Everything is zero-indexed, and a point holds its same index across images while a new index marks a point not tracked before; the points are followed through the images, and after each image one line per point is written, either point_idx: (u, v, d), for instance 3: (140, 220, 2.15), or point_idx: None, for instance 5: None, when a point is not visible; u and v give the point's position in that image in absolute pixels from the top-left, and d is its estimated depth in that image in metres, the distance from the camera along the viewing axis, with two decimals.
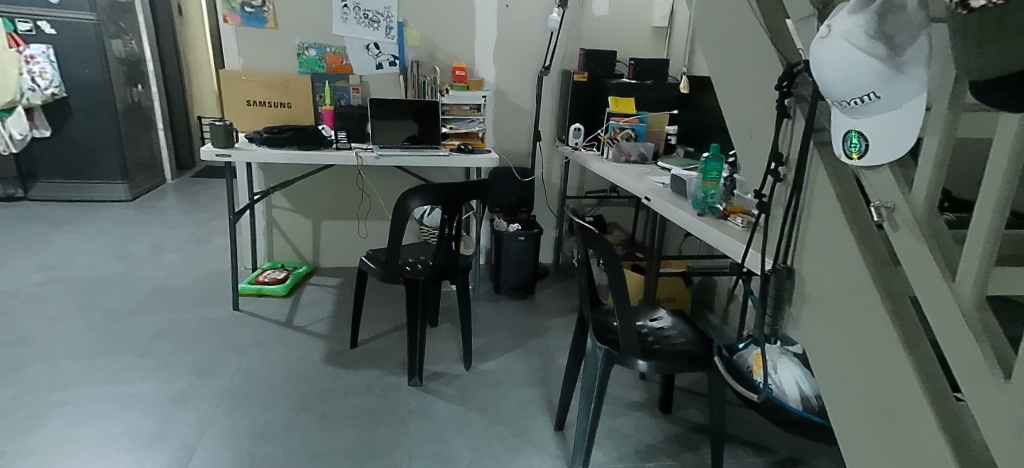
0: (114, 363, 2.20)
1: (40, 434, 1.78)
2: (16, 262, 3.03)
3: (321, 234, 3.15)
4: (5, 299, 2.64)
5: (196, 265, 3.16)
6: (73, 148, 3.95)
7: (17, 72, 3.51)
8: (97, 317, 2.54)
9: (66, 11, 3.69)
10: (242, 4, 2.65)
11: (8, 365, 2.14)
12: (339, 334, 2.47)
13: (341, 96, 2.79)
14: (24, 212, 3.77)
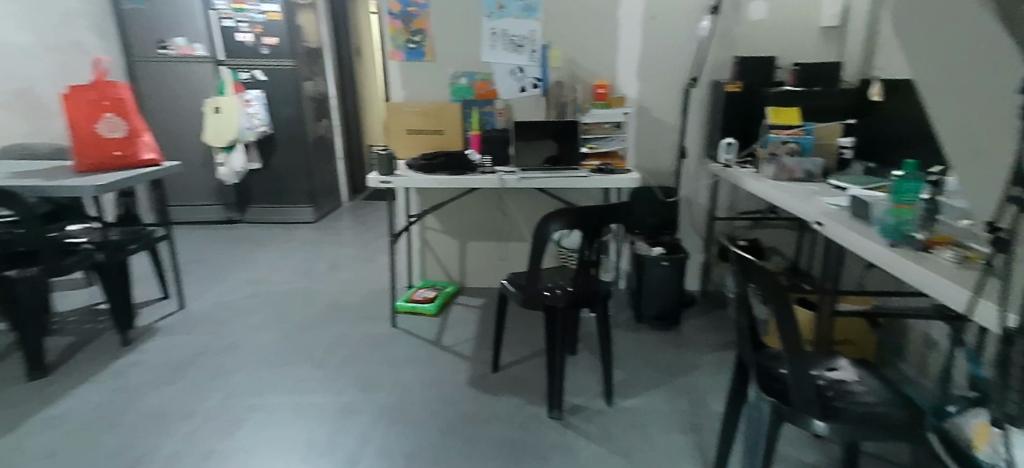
0: (297, 372, 2.42)
1: (237, 436, 2.00)
2: (227, 276, 3.51)
3: (467, 255, 3.23)
4: (218, 309, 3.05)
5: (364, 282, 3.41)
6: (273, 177, 4.52)
7: (239, 114, 4.12)
8: (286, 328, 2.83)
9: (274, 60, 4.23)
10: (405, 40, 2.81)
11: (223, 369, 2.45)
12: (482, 356, 2.48)
13: (487, 121, 2.83)
14: (236, 233, 4.38)
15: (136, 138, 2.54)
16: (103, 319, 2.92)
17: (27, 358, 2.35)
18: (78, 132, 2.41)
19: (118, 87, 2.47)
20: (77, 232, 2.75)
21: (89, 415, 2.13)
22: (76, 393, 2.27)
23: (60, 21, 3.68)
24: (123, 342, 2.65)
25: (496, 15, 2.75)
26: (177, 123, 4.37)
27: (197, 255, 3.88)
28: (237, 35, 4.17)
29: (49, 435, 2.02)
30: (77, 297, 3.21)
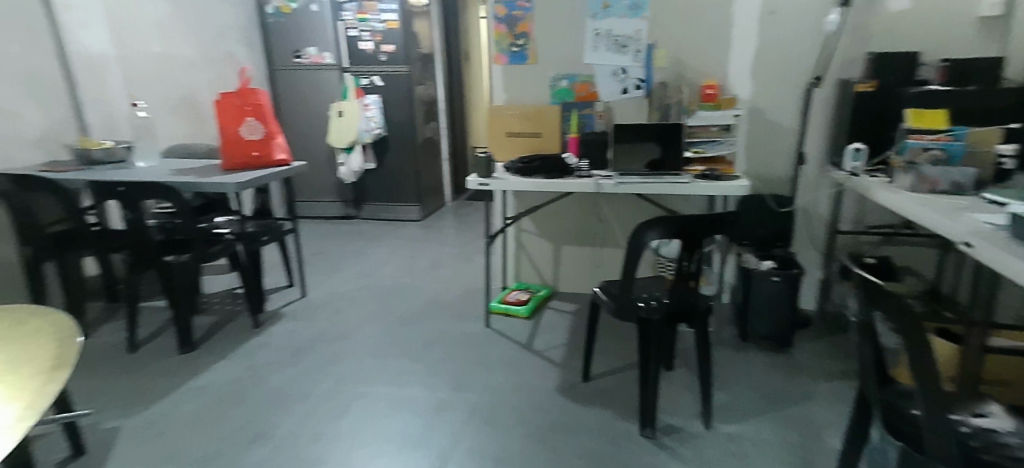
0: (396, 365, 2.50)
1: (341, 423, 2.10)
2: (339, 269, 3.72)
3: (561, 259, 3.18)
4: (332, 299, 3.24)
5: (463, 280, 3.47)
6: (384, 176, 4.74)
7: (358, 117, 4.37)
8: (389, 321, 2.94)
9: (391, 66, 4.44)
10: (508, 44, 2.82)
11: (334, 356, 2.59)
12: (573, 364, 2.42)
13: (586, 123, 2.77)
14: (350, 228, 4.64)
15: (271, 140, 2.74)
16: (241, 300, 3.21)
17: (179, 334, 2.63)
18: (226, 133, 2.67)
19: (257, 94, 2.67)
20: (221, 222, 3.02)
21: (223, 390, 2.34)
22: (212, 369, 2.50)
23: (215, 35, 4.13)
24: (254, 324, 2.88)
25: (601, 14, 2.68)
26: (303, 125, 4.70)
27: (317, 247, 4.16)
28: (360, 43, 4.41)
29: (187, 405, 2.23)
30: (221, 280, 3.55)
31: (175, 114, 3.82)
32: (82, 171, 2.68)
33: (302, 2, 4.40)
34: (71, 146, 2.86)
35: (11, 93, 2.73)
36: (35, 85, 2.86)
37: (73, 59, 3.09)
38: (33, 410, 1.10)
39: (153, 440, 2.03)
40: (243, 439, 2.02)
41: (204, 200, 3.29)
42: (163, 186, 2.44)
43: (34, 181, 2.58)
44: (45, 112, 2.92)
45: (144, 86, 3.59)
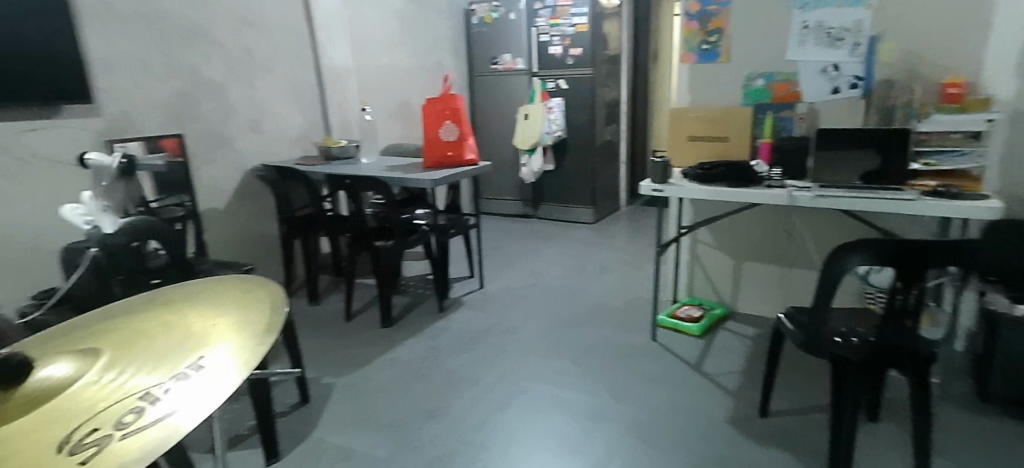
0: (559, 365, 2.48)
1: (502, 414, 2.14)
2: (511, 265, 3.82)
3: (742, 276, 2.90)
4: (506, 293, 3.33)
5: (635, 288, 3.34)
6: (561, 177, 4.78)
7: (542, 121, 4.47)
8: (555, 321, 2.94)
9: (576, 69, 4.47)
10: (699, 41, 2.64)
11: (500, 348, 2.66)
12: (749, 395, 2.18)
13: (784, 126, 2.47)
14: (524, 227, 4.75)
15: (464, 141, 2.90)
16: (431, 285, 3.45)
17: (382, 309, 2.91)
18: (428, 134, 2.91)
19: (456, 98, 2.89)
20: (420, 213, 3.30)
21: (415, 365, 2.53)
22: (404, 345, 2.73)
23: (431, 46, 4.55)
24: (440, 308, 3.10)
25: (810, 5, 2.38)
26: (491, 125, 4.94)
27: (493, 243, 4.33)
28: (550, 48, 4.52)
29: (383, 374, 2.47)
30: (419, 265, 3.89)
31: (394, 117, 4.23)
32: (323, 164, 3.12)
33: (502, 11, 4.63)
34: (319, 143, 3.32)
35: (281, 97, 3.33)
36: (297, 94, 3.42)
37: (325, 71, 3.55)
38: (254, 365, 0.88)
39: (356, 400, 2.28)
40: (423, 413, 2.16)
41: (408, 193, 3.62)
42: (377, 180, 2.73)
43: (291, 173, 3.05)
44: (300, 113, 3.46)
45: (372, 92, 4.01)
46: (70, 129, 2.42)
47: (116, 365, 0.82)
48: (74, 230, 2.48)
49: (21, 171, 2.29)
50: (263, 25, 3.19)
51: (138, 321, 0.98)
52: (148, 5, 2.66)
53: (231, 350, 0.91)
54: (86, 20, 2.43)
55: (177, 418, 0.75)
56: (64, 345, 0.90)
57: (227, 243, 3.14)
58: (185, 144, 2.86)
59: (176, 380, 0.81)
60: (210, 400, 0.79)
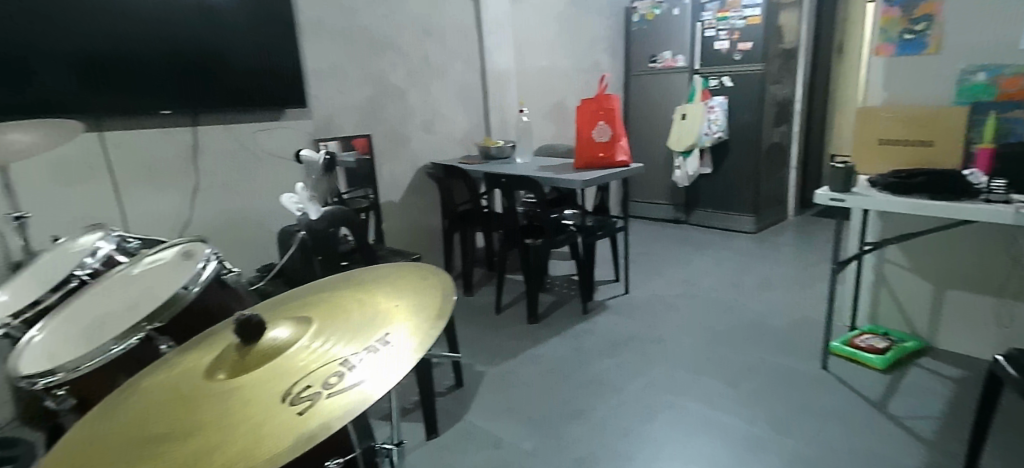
0: (711, 383, 2.36)
1: (648, 426, 2.09)
2: (662, 272, 3.70)
3: (943, 306, 2.50)
4: (654, 301, 3.24)
5: (801, 308, 3.04)
6: (724, 182, 4.49)
7: (701, 121, 4.27)
8: (708, 335, 2.79)
9: (744, 65, 4.17)
10: (901, 30, 2.33)
11: (646, 357, 2.60)
12: (945, 447, 1.88)
13: (1011, 130, 2.08)
14: (678, 233, 4.56)
15: (617, 142, 2.87)
16: (577, 286, 3.47)
17: (528, 306, 3.00)
18: (581, 134, 2.94)
19: (611, 99, 2.88)
20: (568, 213, 3.34)
21: (559, 364, 2.58)
22: (551, 342, 2.79)
23: (589, 47, 4.57)
24: (584, 311, 3.10)
25: None
26: (647, 127, 4.81)
27: (644, 248, 4.22)
28: (715, 43, 4.28)
29: (530, 369, 2.55)
30: (563, 265, 3.93)
31: (547, 119, 4.33)
32: (481, 164, 3.30)
33: (665, 7, 4.48)
34: (479, 144, 3.50)
35: (450, 100, 3.58)
36: (464, 96, 3.65)
37: (488, 74, 3.74)
38: (436, 336, 0.89)
39: (504, 391, 2.38)
40: (565, 413, 2.19)
41: (558, 193, 3.67)
42: (529, 180, 2.82)
43: (455, 171, 3.28)
44: (464, 114, 3.69)
45: (530, 94, 4.16)
46: (289, 130, 2.86)
47: (322, 335, 0.90)
48: (284, 216, 2.92)
49: (252, 164, 2.75)
50: (439, 33, 3.45)
51: (337, 298, 1.07)
52: (349, 20, 3.02)
53: (413, 322, 0.94)
54: (306, 36, 2.85)
55: (371, 383, 0.80)
56: (285, 316, 1.02)
57: (399, 234, 3.47)
58: (372, 143, 3.20)
59: (367, 349, 0.86)
60: (396, 370, 0.82)
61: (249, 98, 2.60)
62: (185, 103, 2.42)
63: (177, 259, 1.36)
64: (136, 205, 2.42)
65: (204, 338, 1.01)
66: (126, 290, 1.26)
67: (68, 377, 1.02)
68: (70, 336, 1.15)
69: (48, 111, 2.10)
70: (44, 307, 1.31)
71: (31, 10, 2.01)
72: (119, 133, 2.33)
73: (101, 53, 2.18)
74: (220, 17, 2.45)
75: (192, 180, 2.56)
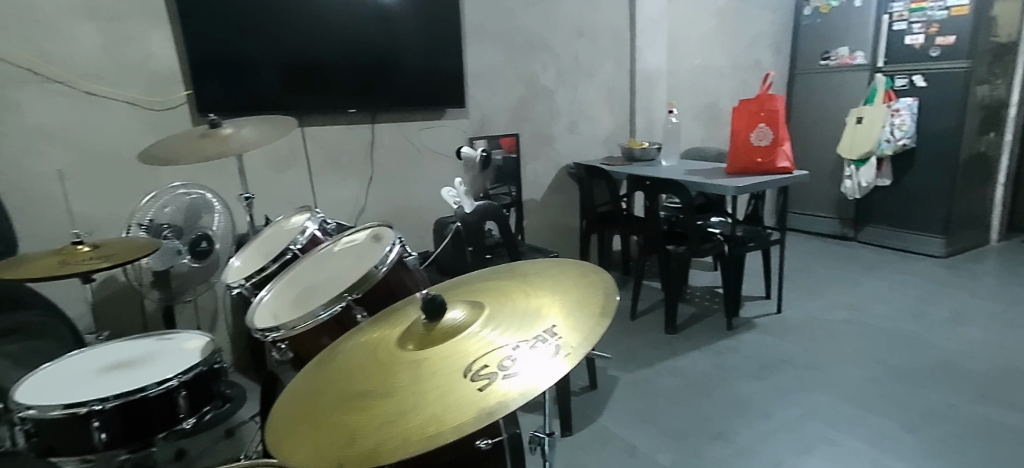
0: (882, 424, 2.10)
1: (802, 461, 1.92)
2: (823, 293, 3.36)
3: None
4: (811, 324, 2.95)
5: (1001, 352, 2.58)
6: (908, 198, 3.94)
7: (881, 125, 3.84)
8: (878, 370, 2.48)
9: (944, 62, 3.62)
10: None
11: (802, 385, 2.39)
12: None
13: None
14: (844, 251, 4.10)
15: (779, 145, 2.66)
16: (719, 300, 3.28)
17: (667, 316, 2.90)
18: (737, 137, 2.77)
19: (775, 100, 2.68)
20: (716, 221, 3.16)
21: (697, 379, 2.47)
22: (691, 355, 2.68)
23: (751, 44, 4.28)
24: (728, 326, 2.92)
25: None
26: (815, 133, 4.39)
27: (802, 265, 3.86)
28: (906, 38, 3.78)
29: (668, 381, 2.47)
30: (706, 276, 3.73)
31: (698, 121, 4.14)
32: (625, 165, 3.25)
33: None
34: (624, 145, 3.45)
35: (597, 100, 3.59)
36: (611, 97, 3.64)
37: (639, 74, 3.67)
38: (606, 329, 0.80)
39: (639, 400, 2.34)
40: (706, 434, 2.09)
41: (705, 199, 3.48)
42: (674, 183, 2.73)
43: (596, 172, 3.25)
44: (611, 115, 3.67)
45: (681, 94, 4.01)
46: (449, 129, 3.06)
47: (489, 316, 0.87)
48: (441, 208, 3.13)
49: (414, 159, 2.99)
50: (593, 33, 3.46)
51: (497, 280, 1.04)
52: (507, 23, 3.15)
53: (582, 310, 0.86)
54: (469, 39, 3.03)
55: (540, 374, 0.74)
56: (452, 297, 1.01)
57: (540, 232, 3.56)
58: (519, 142, 3.30)
59: (534, 336, 0.81)
60: (565, 363, 0.75)
61: (415, 99, 2.83)
62: (362, 103, 2.69)
63: (368, 239, 1.51)
64: (324, 191, 2.74)
65: (381, 320, 1.05)
66: (329, 266, 1.44)
67: (289, 334, 1.21)
68: (291, 300, 1.35)
69: (258, 109, 2.44)
70: (268, 274, 1.57)
71: (252, 23, 2.36)
72: (314, 128, 2.66)
73: (300, 58, 2.50)
74: (395, 25, 2.69)
75: (368, 172, 2.85)
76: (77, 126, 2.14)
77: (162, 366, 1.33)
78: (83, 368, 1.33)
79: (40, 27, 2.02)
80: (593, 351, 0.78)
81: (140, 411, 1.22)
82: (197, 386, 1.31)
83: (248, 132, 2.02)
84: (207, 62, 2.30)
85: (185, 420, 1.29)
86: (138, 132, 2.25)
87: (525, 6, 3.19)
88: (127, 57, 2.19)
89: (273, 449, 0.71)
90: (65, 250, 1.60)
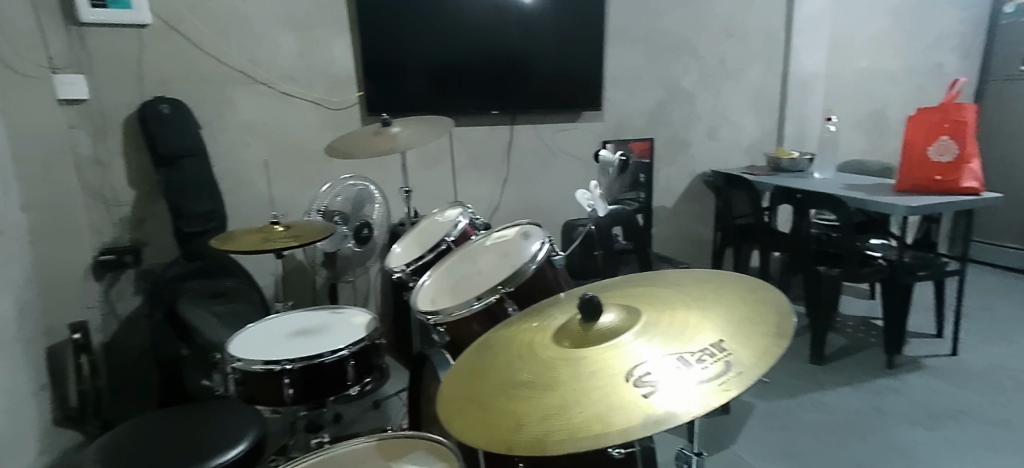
0: None
1: None
2: (1011, 338, 2.89)
3: None
4: (995, 373, 2.55)
5: None
6: None
7: None
8: None
9: None
10: None
11: (984, 441, 2.08)
12: None
13: None
14: None
15: (965, 163, 2.33)
16: (876, 334, 2.93)
17: (814, 344, 2.66)
18: (910, 151, 2.47)
19: (965, 108, 2.31)
20: (875, 244, 2.84)
21: (849, 418, 2.25)
22: (842, 391, 2.44)
23: (931, 45, 3.79)
24: (889, 364, 2.62)
25: None
26: (1009, 149, 3.79)
27: (984, 302, 3.34)
28: None
29: (814, 416, 2.27)
30: (859, 304, 3.36)
31: (858, 130, 3.74)
32: (771, 175, 3.02)
33: None
34: (770, 154, 3.22)
35: (743, 104, 3.38)
36: (760, 102, 3.42)
37: (793, 78, 3.41)
38: (782, 352, 0.74)
39: (781, 432, 2.18)
40: None
41: (865, 217, 3.09)
42: (830, 198, 2.49)
43: (738, 181, 3.05)
44: (758, 121, 3.45)
45: (841, 100, 3.65)
46: (587, 132, 3.07)
47: (652, 321, 0.85)
48: (573, 211, 3.16)
49: (550, 161, 3.03)
50: (744, 34, 3.28)
51: (652, 283, 1.01)
52: (653, 24, 3.07)
53: (753, 328, 0.80)
54: (613, 42, 3.00)
55: (705, 390, 0.71)
56: (606, 296, 1.00)
57: (671, 241, 3.44)
58: (654, 147, 3.21)
59: (700, 349, 0.77)
60: (736, 383, 0.71)
61: (554, 101, 2.88)
62: (504, 105, 2.79)
63: (516, 235, 1.56)
64: (463, 188, 2.88)
65: (533, 308, 1.08)
66: (482, 259, 1.52)
67: (445, 319, 1.31)
68: (448, 286, 1.46)
69: (411, 109, 2.63)
70: (424, 262, 1.70)
71: (414, 29, 2.55)
72: (460, 129, 2.81)
73: (450, 62, 2.65)
74: (534, 27, 2.75)
75: (505, 171, 2.95)
76: (271, 122, 2.45)
77: (335, 336, 1.50)
78: (276, 331, 1.54)
79: (249, 35, 2.35)
80: (765, 373, 0.73)
81: (318, 373, 1.38)
82: (363, 357, 1.47)
83: (413, 131, 2.20)
84: (371, 65, 2.52)
85: (352, 386, 1.45)
86: (319, 129, 2.54)
87: (671, 5, 3.08)
88: (312, 62, 2.47)
89: (446, 425, 0.78)
90: (265, 228, 1.86)
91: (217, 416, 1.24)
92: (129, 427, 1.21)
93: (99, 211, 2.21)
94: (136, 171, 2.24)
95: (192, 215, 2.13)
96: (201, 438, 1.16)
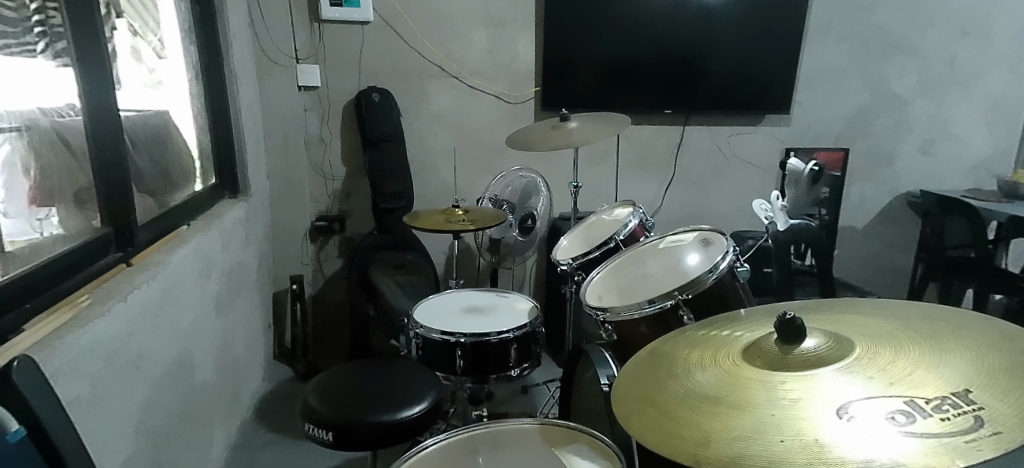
0: None
1: None
2: None
3: None
4: None
5: None
6: None
7: None
8: None
9: None
10: None
11: None
12: None
13: None
14: None
15: None
16: None
17: None
18: None
19: None
20: None
21: None
22: None
23: None
24: None
25: None
26: None
27: None
28: None
29: None
30: None
31: None
32: (1003, 203, 2.55)
33: None
34: (1002, 178, 2.72)
35: (971, 116, 2.90)
36: (995, 114, 2.90)
37: None
38: None
39: None
40: None
41: None
42: None
43: (956, 205, 2.63)
44: (990, 137, 2.93)
45: None
46: (771, 138, 2.86)
47: (871, 357, 0.76)
48: (745, 221, 2.96)
49: (726, 167, 2.87)
50: (983, 33, 2.80)
51: (869, 318, 0.89)
52: (865, 21, 2.74)
53: (1014, 384, 0.66)
54: (813, 41, 2.75)
55: (945, 441, 0.60)
56: (812, 325, 0.91)
57: (858, 267, 3.07)
58: (848, 160, 2.90)
59: (938, 396, 0.66)
60: (991, 441, 0.59)
61: (736, 101, 2.72)
62: (679, 105, 2.70)
63: (694, 240, 1.50)
64: (628, 188, 2.84)
65: (719, 322, 1.03)
66: (652, 261, 1.49)
67: (612, 318, 1.32)
68: (619, 285, 1.47)
69: (585, 105, 2.65)
70: (591, 258, 1.72)
71: (600, 25, 2.55)
72: (635, 128, 2.77)
73: (631, 59, 2.62)
74: (725, 24, 2.61)
75: (675, 174, 2.86)
76: (459, 112, 2.63)
77: (503, 317, 1.58)
78: (451, 305, 1.67)
79: (448, 30, 2.54)
80: None
81: (485, 350, 1.47)
82: (525, 342, 1.53)
83: (590, 127, 2.22)
84: (553, 61, 2.58)
85: (513, 368, 1.52)
86: (500, 120, 2.67)
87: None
88: (501, 55, 2.60)
89: (627, 422, 0.78)
90: (448, 211, 2.01)
91: (406, 373, 1.39)
92: (336, 371, 1.40)
93: (319, 183, 2.56)
94: (348, 150, 2.55)
95: (387, 194, 2.42)
96: (395, 392, 1.29)
